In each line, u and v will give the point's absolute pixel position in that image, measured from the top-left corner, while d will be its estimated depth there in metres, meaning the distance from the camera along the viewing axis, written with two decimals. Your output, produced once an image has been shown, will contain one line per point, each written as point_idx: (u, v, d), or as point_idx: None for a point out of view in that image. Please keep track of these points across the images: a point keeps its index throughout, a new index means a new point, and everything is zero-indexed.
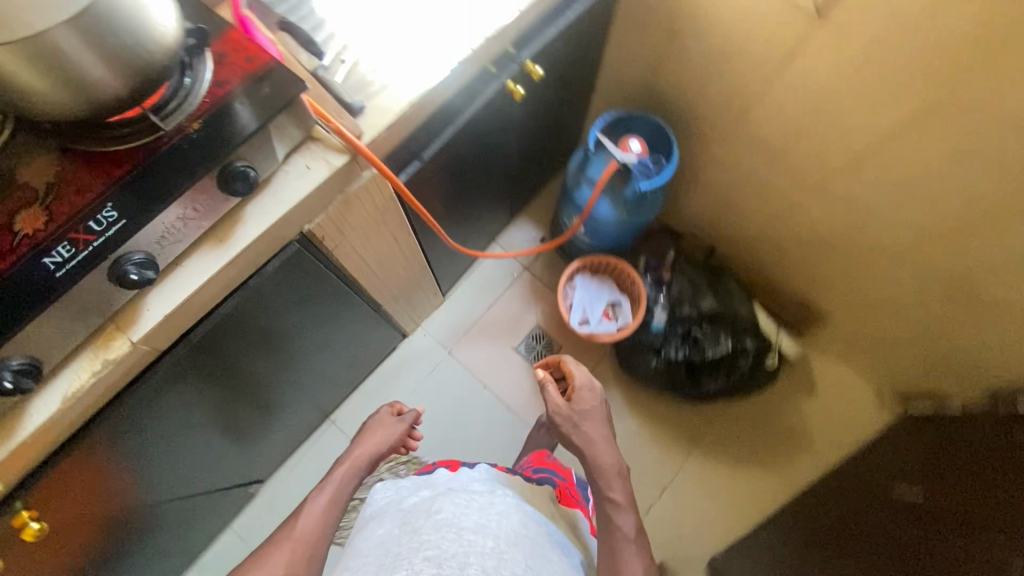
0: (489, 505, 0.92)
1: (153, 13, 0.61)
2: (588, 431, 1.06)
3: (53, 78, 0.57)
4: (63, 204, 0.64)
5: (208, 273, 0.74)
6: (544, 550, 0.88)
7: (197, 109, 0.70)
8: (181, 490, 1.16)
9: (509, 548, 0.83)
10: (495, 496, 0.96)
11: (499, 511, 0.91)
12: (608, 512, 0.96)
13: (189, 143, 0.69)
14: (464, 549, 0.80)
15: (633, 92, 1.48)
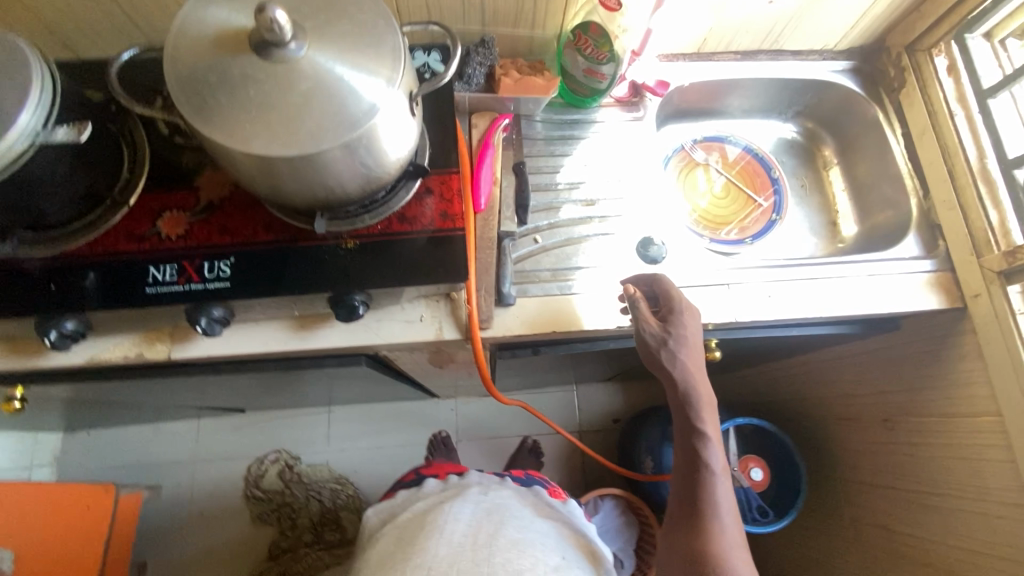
0: (489, 505, 0.87)
1: (388, 149, 0.56)
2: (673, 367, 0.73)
3: (257, 171, 0.54)
4: (201, 235, 0.65)
5: (265, 348, 0.72)
6: (545, 541, 0.83)
7: (363, 229, 0.67)
8: (166, 400, 1.21)
9: (508, 542, 0.79)
10: (495, 496, 0.90)
11: (498, 510, 0.86)
12: (694, 445, 0.73)
13: (333, 253, 0.67)
14: (463, 555, 0.76)
15: (807, 409, 1.22)
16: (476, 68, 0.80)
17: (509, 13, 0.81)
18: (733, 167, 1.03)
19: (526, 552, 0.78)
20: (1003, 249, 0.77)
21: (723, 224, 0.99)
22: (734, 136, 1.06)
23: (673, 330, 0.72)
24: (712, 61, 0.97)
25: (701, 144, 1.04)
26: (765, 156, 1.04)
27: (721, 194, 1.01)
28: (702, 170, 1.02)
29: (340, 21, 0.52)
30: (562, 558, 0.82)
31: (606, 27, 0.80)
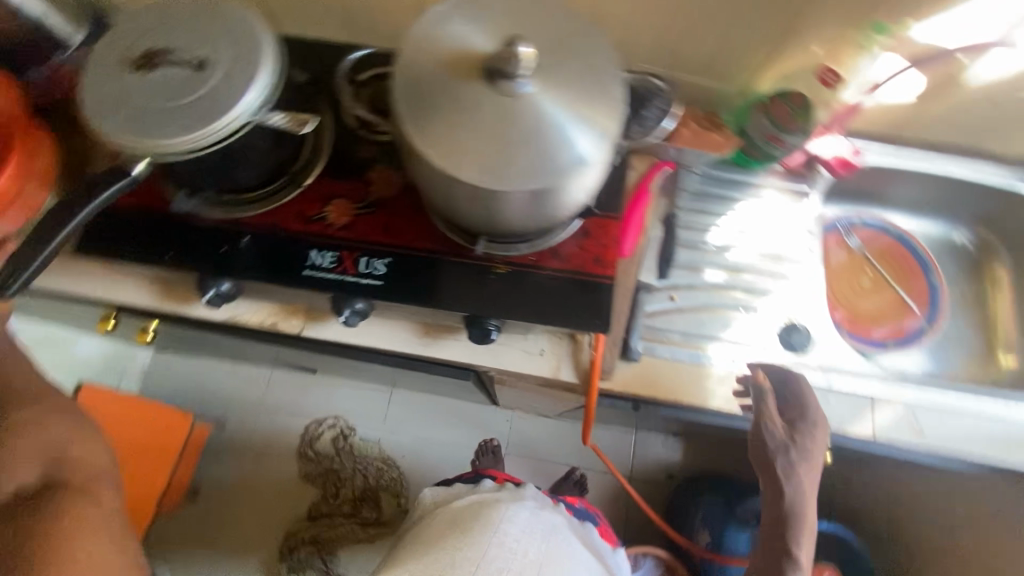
0: (543, 537, 0.81)
1: (577, 195, 0.54)
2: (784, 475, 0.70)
3: (448, 189, 0.54)
4: (363, 229, 0.68)
5: (389, 346, 0.73)
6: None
7: (517, 257, 0.67)
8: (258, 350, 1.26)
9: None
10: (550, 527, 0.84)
11: (552, 549, 0.80)
12: (779, 564, 0.70)
13: (481, 274, 0.66)
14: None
15: (896, 530, 1.12)
16: None
17: (701, 61, 0.77)
18: (886, 261, 0.96)
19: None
20: None
21: (866, 320, 0.92)
22: (893, 228, 0.97)
23: (796, 443, 0.69)
24: (895, 148, 0.89)
25: (856, 228, 0.97)
26: (925, 257, 0.96)
27: (869, 289, 0.94)
28: (853, 259, 0.96)
29: (570, 62, 0.51)
30: None
31: (807, 100, 0.75)
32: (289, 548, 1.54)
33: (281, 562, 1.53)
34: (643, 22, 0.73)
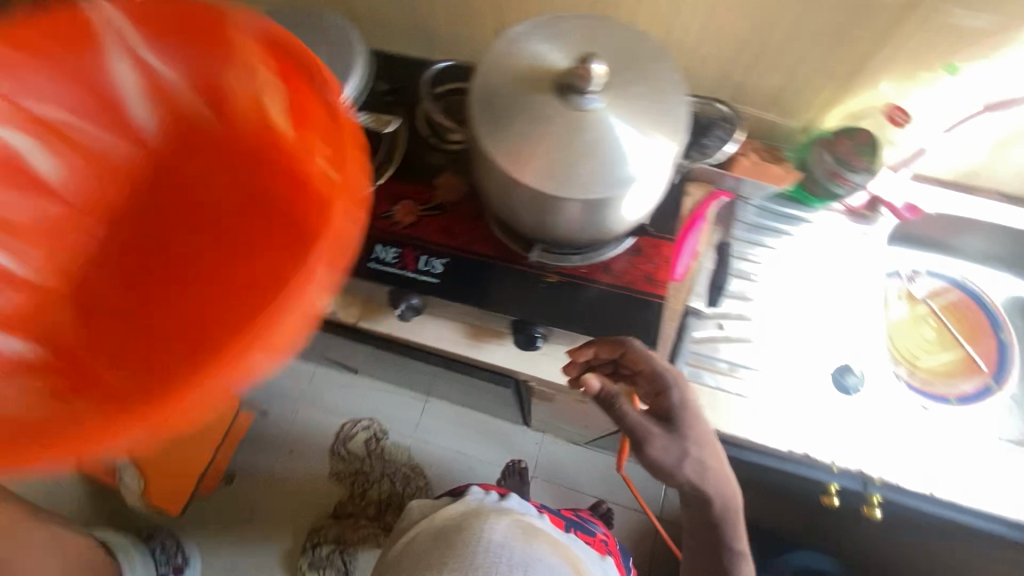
0: (524, 557, 0.76)
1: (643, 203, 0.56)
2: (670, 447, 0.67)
3: (513, 195, 0.57)
4: (427, 229, 0.71)
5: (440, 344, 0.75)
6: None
7: (569, 268, 0.68)
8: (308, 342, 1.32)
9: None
10: (534, 542, 0.78)
11: (531, 561, 0.75)
12: None
13: (535, 282, 0.68)
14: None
15: None
16: (714, 140, 0.74)
17: (765, 95, 0.79)
18: (957, 314, 0.90)
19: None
20: None
21: (930, 374, 0.84)
22: (965, 282, 0.92)
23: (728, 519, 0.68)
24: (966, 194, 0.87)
25: (921, 275, 0.92)
26: (993, 310, 0.90)
27: (936, 342, 0.87)
28: (919, 309, 0.90)
29: (641, 86, 0.54)
30: None
31: (874, 138, 0.74)
32: (313, 544, 1.54)
33: (303, 557, 1.54)
34: (716, 54, 0.75)
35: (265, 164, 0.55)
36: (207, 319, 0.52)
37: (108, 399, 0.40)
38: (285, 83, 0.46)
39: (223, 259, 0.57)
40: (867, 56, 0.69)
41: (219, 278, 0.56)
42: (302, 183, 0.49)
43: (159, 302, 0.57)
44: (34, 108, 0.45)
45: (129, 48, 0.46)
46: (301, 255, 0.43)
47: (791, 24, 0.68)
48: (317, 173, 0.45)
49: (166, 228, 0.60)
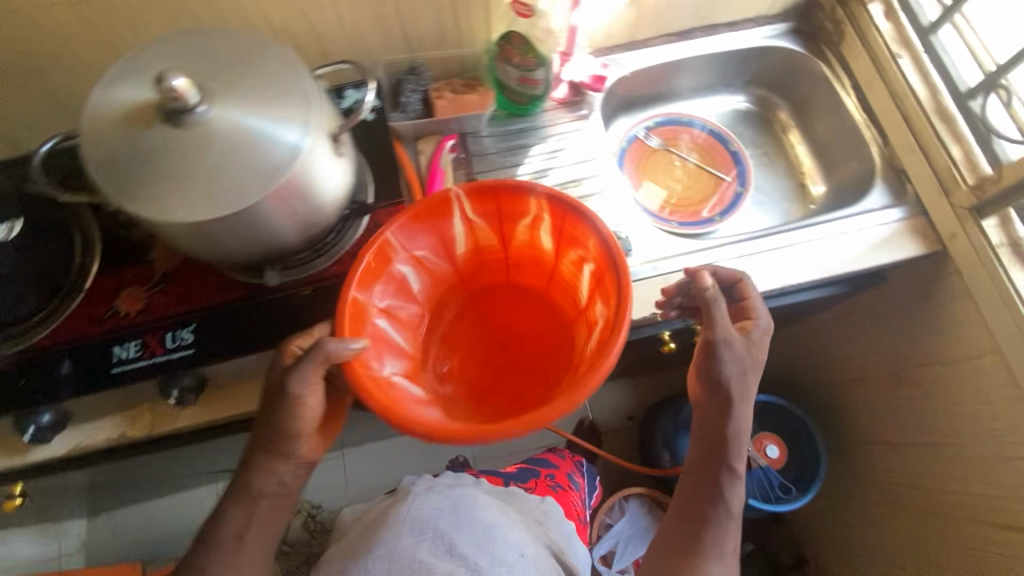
0: (452, 506, 0.80)
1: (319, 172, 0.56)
2: (736, 499, 0.63)
3: (191, 238, 0.55)
4: (160, 304, 0.66)
5: (247, 403, 0.71)
6: (507, 557, 0.74)
7: (318, 273, 0.67)
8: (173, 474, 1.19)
9: (464, 548, 0.74)
10: (463, 495, 0.83)
11: (461, 505, 0.81)
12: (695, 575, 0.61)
13: (286, 303, 0.66)
14: (411, 560, 0.72)
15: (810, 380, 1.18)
16: (410, 95, 0.80)
17: (432, 35, 0.81)
18: (694, 147, 1.01)
19: (476, 567, 0.72)
20: (970, 184, 0.75)
21: (689, 208, 0.97)
22: (690, 120, 1.03)
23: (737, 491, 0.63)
24: (647, 48, 0.94)
25: (654, 129, 1.02)
26: (720, 131, 1.01)
27: (685, 179, 0.99)
28: (663, 158, 1.01)
29: (245, 80, 0.53)
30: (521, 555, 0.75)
31: (526, 35, 0.77)
32: None
33: None
34: (361, 15, 0.75)
35: (495, 267, 0.84)
36: (544, 367, 0.76)
37: (557, 390, 0.66)
38: (491, 213, 0.72)
39: (541, 313, 0.83)
40: None
41: (525, 304, 0.83)
42: (505, 256, 0.81)
43: (510, 342, 0.80)
44: (381, 331, 0.69)
45: (411, 255, 0.72)
46: (563, 288, 0.79)
47: None
48: (571, 268, 0.76)
49: (474, 334, 0.81)
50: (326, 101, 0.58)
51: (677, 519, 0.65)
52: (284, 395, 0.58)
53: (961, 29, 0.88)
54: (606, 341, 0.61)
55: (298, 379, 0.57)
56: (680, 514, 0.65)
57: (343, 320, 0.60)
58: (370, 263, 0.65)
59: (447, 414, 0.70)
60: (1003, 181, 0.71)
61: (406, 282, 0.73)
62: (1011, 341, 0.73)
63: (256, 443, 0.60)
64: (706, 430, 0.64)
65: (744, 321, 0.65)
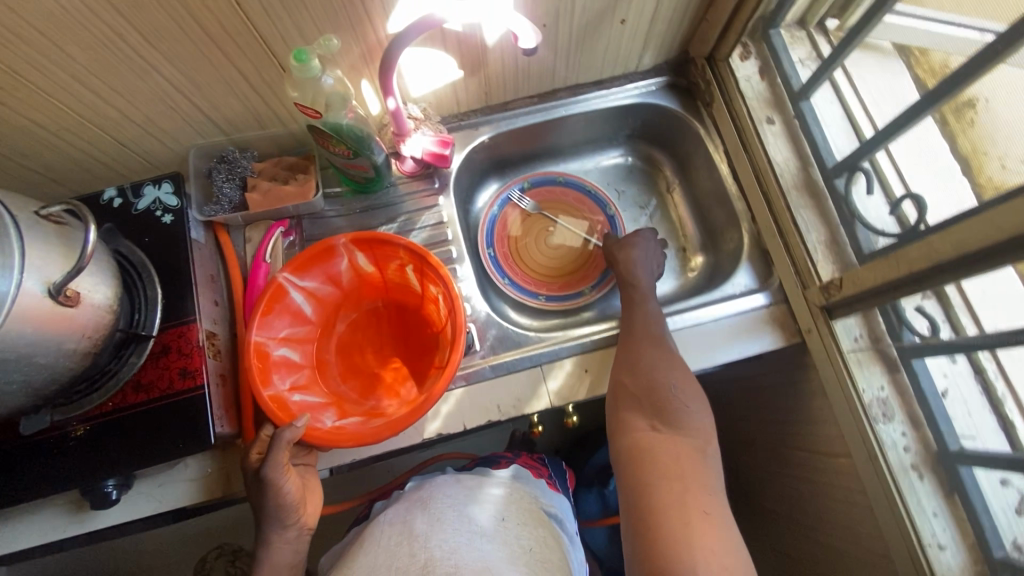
0: (419, 500, 0.71)
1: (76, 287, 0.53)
2: (675, 361, 0.68)
3: None
4: None
5: (35, 542, 0.65)
6: (489, 523, 0.66)
7: (94, 410, 0.61)
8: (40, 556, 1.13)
9: (447, 527, 0.64)
10: (434, 484, 0.74)
11: (426, 499, 0.70)
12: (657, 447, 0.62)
13: (62, 445, 0.61)
14: (390, 566, 0.60)
15: None
16: (224, 185, 0.74)
17: (246, 118, 0.72)
18: (572, 210, 0.94)
19: (457, 548, 0.61)
20: (822, 281, 0.71)
21: (562, 278, 0.91)
22: (564, 177, 0.94)
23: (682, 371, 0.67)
24: (508, 112, 0.87)
25: (528, 191, 0.94)
26: (596, 193, 0.93)
27: (560, 247, 0.92)
28: (538, 223, 0.93)
29: None
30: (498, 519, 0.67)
31: (329, 126, 0.66)
32: None
33: None
34: (152, 108, 0.66)
35: (350, 304, 0.76)
36: (428, 363, 0.73)
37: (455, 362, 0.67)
38: (305, 263, 0.67)
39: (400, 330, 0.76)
40: (274, 53, 0.63)
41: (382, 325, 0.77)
42: (351, 295, 0.75)
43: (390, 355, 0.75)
44: (303, 403, 0.65)
45: (278, 337, 0.66)
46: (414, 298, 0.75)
47: (172, 61, 0.60)
48: (402, 272, 0.73)
49: (370, 365, 0.74)
50: (25, 238, 0.48)
51: (632, 386, 0.67)
52: (264, 485, 0.57)
53: (841, 89, 0.75)
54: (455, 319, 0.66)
55: (271, 465, 0.56)
56: (630, 383, 0.67)
57: (270, 409, 0.60)
58: (253, 365, 0.61)
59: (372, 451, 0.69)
60: (846, 288, 0.67)
61: (286, 361, 0.67)
62: (858, 445, 0.69)
63: (265, 536, 0.58)
64: (630, 346, 0.70)
65: (620, 252, 0.82)
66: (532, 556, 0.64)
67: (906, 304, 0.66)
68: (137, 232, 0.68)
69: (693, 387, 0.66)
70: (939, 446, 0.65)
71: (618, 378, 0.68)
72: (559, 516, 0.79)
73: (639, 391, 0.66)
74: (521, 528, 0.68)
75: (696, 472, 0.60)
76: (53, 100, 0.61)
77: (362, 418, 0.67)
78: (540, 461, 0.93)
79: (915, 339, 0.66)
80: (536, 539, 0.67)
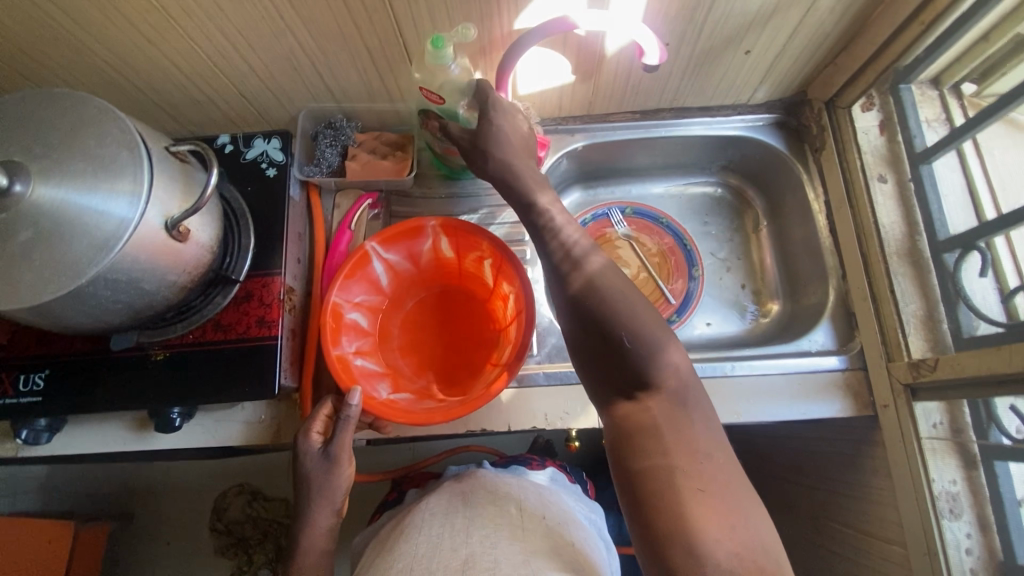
0: (460, 491, 0.70)
1: (192, 224, 0.57)
2: (633, 304, 0.54)
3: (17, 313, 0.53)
4: (19, 349, 0.66)
5: (105, 449, 0.70)
6: (531, 520, 0.65)
7: (175, 340, 0.65)
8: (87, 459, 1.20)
9: (486, 521, 0.63)
10: (478, 479, 0.73)
11: (468, 492, 0.70)
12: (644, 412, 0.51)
13: (140, 366, 0.65)
14: (429, 554, 0.59)
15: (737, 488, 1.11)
16: (326, 150, 0.77)
17: (359, 89, 0.74)
18: (653, 248, 0.92)
19: (496, 542, 0.60)
20: (911, 357, 0.68)
21: None
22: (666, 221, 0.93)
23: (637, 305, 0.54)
24: (607, 124, 0.86)
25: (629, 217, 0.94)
26: (692, 250, 0.92)
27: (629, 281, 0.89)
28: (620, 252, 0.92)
29: (79, 159, 0.49)
30: (545, 518, 0.66)
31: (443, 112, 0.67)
32: None
33: None
34: (276, 67, 0.69)
35: (422, 282, 0.77)
36: (487, 354, 0.73)
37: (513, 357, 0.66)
38: (391, 238, 0.68)
39: (462, 317, 0.77)
40: (402, 34, 0.64)
41: (447, 309, 0.77)
42: (425, 273, 0.76)
43: (448, 338, 0.76)
44: (363, 369, 0.66)
45: (352, 301, 0.68)
46: (483, 288, 0.76)
47: (309, 28, 0.63)
48: (476, 264, 0.73)
49: (429, 345, 0.75)
50: (153, 172, 0.51)
51: (602, 359, 0.53)
52: (330, 466, 0.60)
53: (967, 159, 0.70)
54: (524, 322, 0.66)
55: (337, 446, 0.60)
56: (600, 359, 0.53)
57: (336, 369, 0.61)
58: (328, 324, 0.63)
59: (419, 429, 0.70)
60: (939, 372, 0.63)
61: (356, 324, 0.69)
62: (920, 534, 0.65)
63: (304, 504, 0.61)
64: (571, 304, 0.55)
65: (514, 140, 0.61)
66: (578, 555, 0.62)
67: (999, 401, 0.61)
68: (241, 181, 0.71)
69: (666, 342, 0.52)
70: (1005, 556, 0.60)
71: (582, 355, 0.55)
72: (596, 520, 0.78)
73: (611, 367, 0.53)
74: (560, 528, 0.66)
75: (695, 445, 0.49)
76: (195, 46, 0.64)
77: (413, 396, 0.68)
78: (564, 466, 0.91)
79: (1002, 439, 0.61)
80: (577, 541, 0.65)
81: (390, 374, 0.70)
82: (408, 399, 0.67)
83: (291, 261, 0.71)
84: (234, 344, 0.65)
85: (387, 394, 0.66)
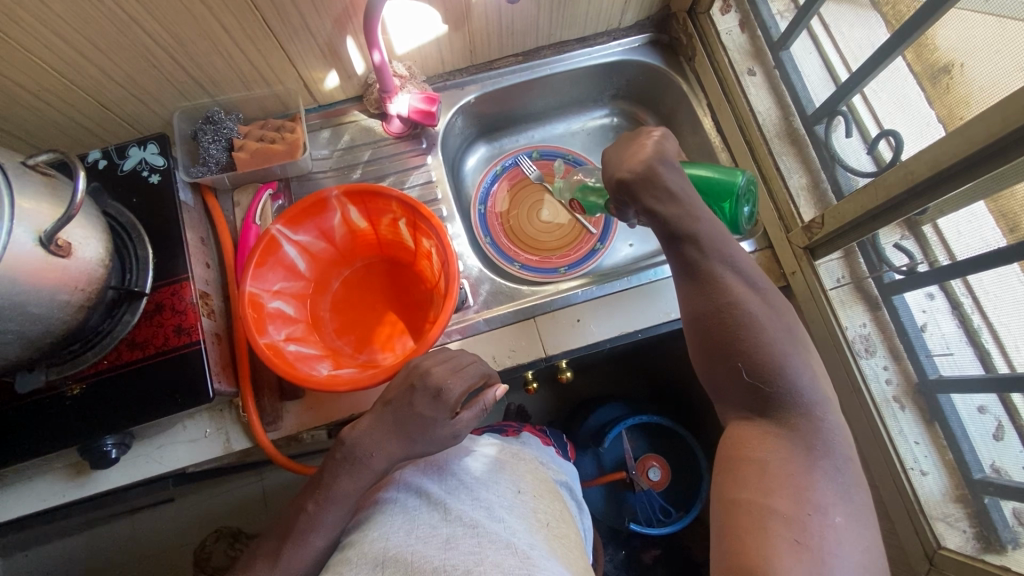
0: (431, 471, 0.57)
1: (73, 240, 0.53)
2: (774, 324, 0.52)
3: None
4: None
5: (44, 502, 0.65)
6: (505, 497, 0.54)
7: (89, 369, 0.61)
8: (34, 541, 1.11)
9: (460, 501, 0.52)
10: (446, 453, 0.61)
11: (437, 463, 0.59)
12: (756, 433, 0.50)
13: (57, 404, 0.61)
14: (405, 534, 0.49)
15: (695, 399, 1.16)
16: (211, 147, 0.73)
17: (230, 78, 0.72)
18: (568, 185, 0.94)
19: (478, 523, 0.49)
20: (805, 223, 0.74)
21: (562, 248, 0.90)
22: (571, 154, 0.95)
23: (760, 302, 0.53)
24: (492, 71, 0.87)
25: (537, 160, 0.95)
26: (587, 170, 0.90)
27: (552, 221, 0.92)
28: (535, 195, 0.94)
29: None
30: (520, 491, 0.55)
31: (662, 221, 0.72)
32: None
33: None
34: (131, 67, 0.65)
35: (342, 261, 0.76)
36: (421, 313, 0.74)
37: (444, 304, 0.68)
38: (295, 219, 0.66)
39: (389, 285, 0.77)
40: (257, 6, 0.62)
41: (373, 282, 0.78)
42: (343, 252, 0.76)
43: (380, 308, 0.76)
44: (298, 353, 0.65)
45: (271, 290, 0.67)
46: (404, 252, 0.76)
47: (153, 15, 0.59)
48: (391, 229, 0.73)
49: (364, 321, 0.75)
50: (13, 188, 0.47)
51: (735, 390, 0.53)
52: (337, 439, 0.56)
53: (818, 39, 0.74)
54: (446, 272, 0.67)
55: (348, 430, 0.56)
56: (723, 372, 0.53)
57: (268, 355, 0.60)
58: (249, 314, 0.61)
59: (369, 399, 0.70)
60: (828, 227, 0.70)
61: (282, 313, 0.68)
62: (844, 378, 0.71)
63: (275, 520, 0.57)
64: (690, 291, 0.55)
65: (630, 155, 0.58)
66: (557, 536, 0.52)
67: (885, 240, 0.65)
68: (124, 194, 0.67)
69: (804, 367, 0.51)
70: (918, 376, 0.67)
71: (716, 373, 0.54)
72: (568, 483, 0.67)
73: (752, 406, 0.51)
74: (540, 505, 0.55)
75: (780, 471, 0.47)
76: (35, 59, 0.59)
77: (357, 368, 0.68)
78: (541, 429, 0.84)
79: (895, 274, 0.66)
80: (557, 518, 0.54)
81: (329, 354, 0.69)
82: (353, 371, 0.67)
83: (198, 266, 0.68)
84: (155, 360, 0.62)
85: (329, 370, 0.65)
